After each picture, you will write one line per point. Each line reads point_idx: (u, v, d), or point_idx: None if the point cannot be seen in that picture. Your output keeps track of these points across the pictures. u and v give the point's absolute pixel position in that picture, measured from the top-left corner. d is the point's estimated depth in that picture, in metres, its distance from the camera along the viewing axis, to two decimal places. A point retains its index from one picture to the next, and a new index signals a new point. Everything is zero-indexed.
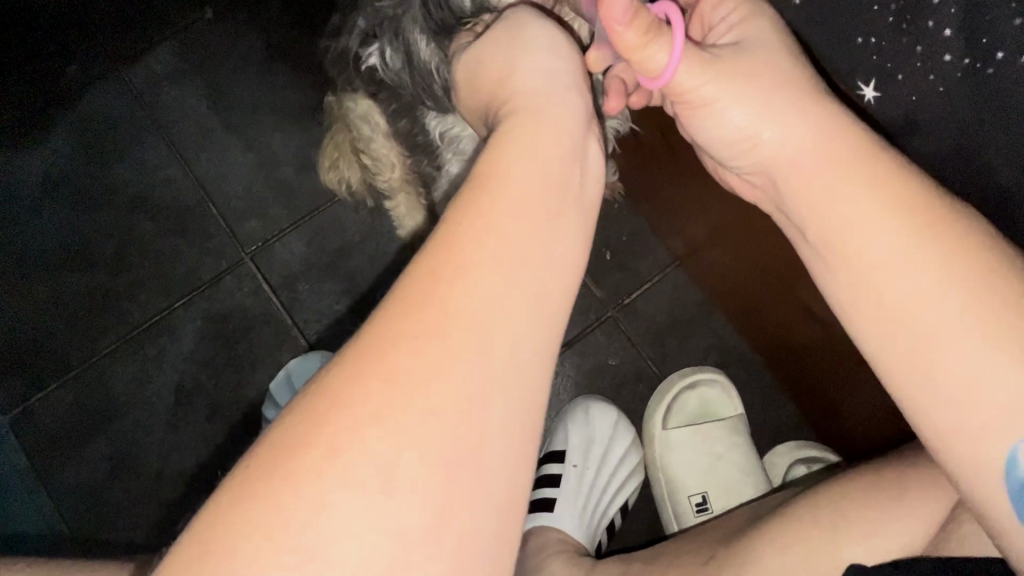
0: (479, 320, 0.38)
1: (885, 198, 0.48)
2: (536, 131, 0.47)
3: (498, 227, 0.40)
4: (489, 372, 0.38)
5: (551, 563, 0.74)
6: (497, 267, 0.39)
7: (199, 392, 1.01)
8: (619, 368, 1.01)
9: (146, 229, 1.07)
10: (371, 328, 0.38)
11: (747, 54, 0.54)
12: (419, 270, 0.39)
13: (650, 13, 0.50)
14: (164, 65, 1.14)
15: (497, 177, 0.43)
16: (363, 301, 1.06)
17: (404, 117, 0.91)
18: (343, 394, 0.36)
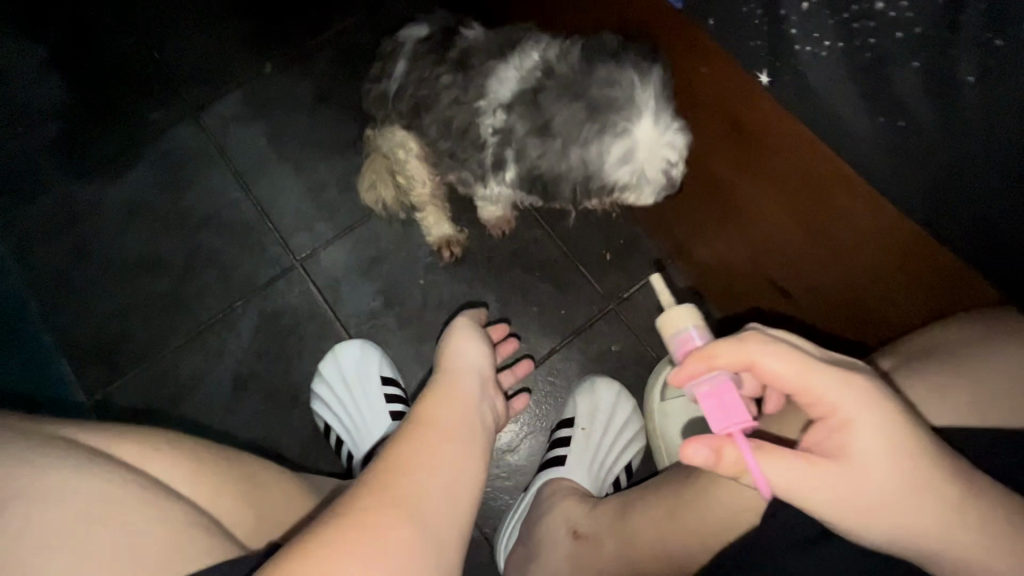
0: (456, 468, 0.51)
1: (913, 487, 0.42)
2: (466, 377, 0.63)
3: (435, 423, 0.55)
4: (435, 510, 0.48)
5: (560, 503, 0.87)
6: (463, 442, 0.54)
7: (254, 378, 1.17)
8: (621, 353, 1.15)
9: (211, 242, 1.27)
10: (374, 468, 0.50)
11: (800, 380, 0.43)
12: (385, 452, 0.51)
13: (736, 442, 0.43)
14: (231, 109, 1.37)
15: (434, 402, 0.58)
16: (394, 299, 1.22)
17: (443, 138, 0.99)
18: (328, 539, 0.43)
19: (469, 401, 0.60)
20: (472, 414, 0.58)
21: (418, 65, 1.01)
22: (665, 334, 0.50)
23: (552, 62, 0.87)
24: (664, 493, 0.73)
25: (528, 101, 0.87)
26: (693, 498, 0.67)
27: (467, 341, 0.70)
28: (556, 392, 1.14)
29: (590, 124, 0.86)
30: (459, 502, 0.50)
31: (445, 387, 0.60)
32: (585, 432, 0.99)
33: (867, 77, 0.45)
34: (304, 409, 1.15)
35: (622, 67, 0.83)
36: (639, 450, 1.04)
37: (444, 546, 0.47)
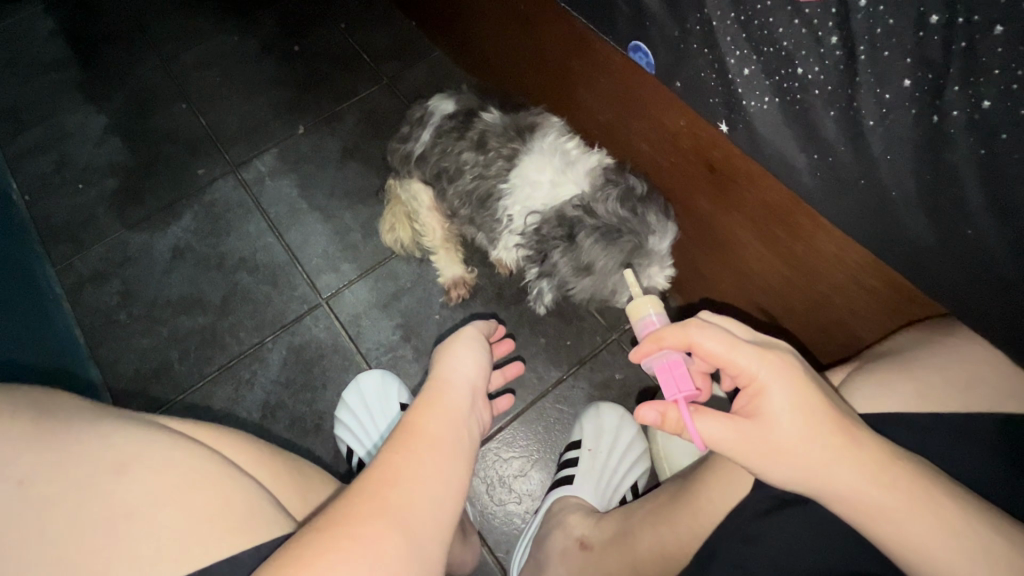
0: (442, 479, 0.53)
1: (840, 449, 0.48)
2: (456, 389, 0.62)
3: (423, 435, 0.55)
4: (416, 517, 0.49)
5: (568, 518, 0.93)
6: (450, 457, 0.55)
7: (281, 407, 1.25)
8: (624, 380, 1.22)
9: (246, 282, 1.39)
10: (358, 484, 0.51)
11: (735, 365, 0.52)
12: (373, 465, 0.52)
13: (679, 411, 0.55)
14: (267, 166, 1.53)
15: (418, 414, 0.58)
16: (412, 332, 1.31)
17: (464, 203, 1.16)
18: (314, 549, 0.45)
19: (459, 412, 0.60)
20: (461, 427, 0.58)
21: (442, 139, 1.17)
22: (632, 318, 0.70)
23: (592, 204, 1.03)
24: (663, 504, 0.78)
25: (563, 235, 1.04)
26: (684, 503, 0.73)
27: (460, 349, 0.68)
28: (565, 419, 1.20)
29: (621, 269, 1.03)
30: (445, 510, 0.52)
31: (432, 397, 0.60)
32: (592, 453, 1.05)
33: (799, 124, 0.56)
34: (327, 436, 1.22)
35: (646, 214, 1.00)
36: (644, 471, 1.09)
37: (426, 554, 0.48)
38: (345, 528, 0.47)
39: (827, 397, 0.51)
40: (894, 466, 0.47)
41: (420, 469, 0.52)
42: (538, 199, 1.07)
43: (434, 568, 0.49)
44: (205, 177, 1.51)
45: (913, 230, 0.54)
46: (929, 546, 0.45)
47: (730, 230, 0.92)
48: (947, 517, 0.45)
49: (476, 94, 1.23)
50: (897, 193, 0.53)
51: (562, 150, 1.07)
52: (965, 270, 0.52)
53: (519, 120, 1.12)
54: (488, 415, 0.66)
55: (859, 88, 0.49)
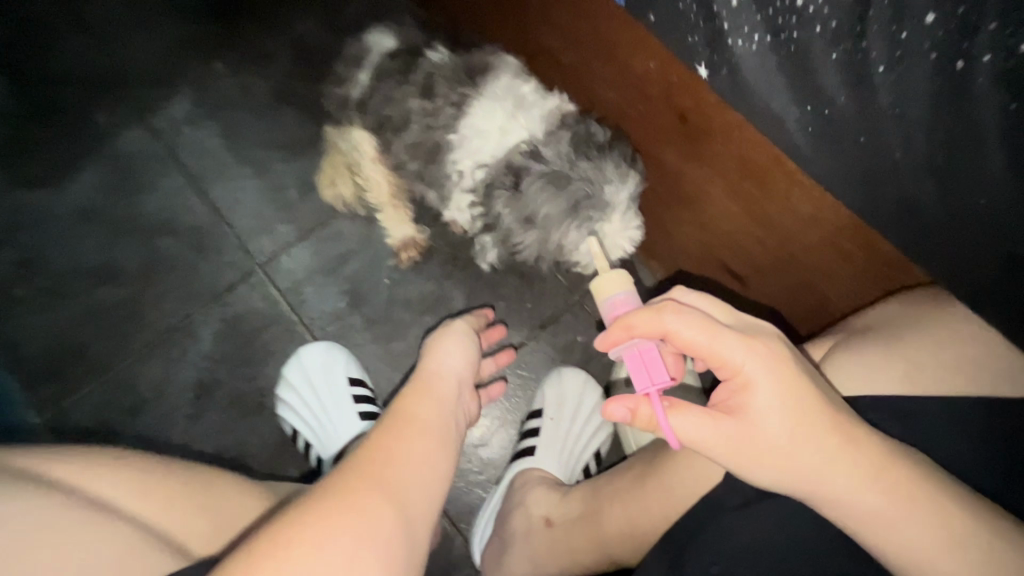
0: (432, 452, 0.60)
1: (822, 440, 0.47)
2: (446, 380, 0.72)
3: (417, 418, 0.63)
4: (414, 482, 0.56)
5: (532, 492, 0.89)
6: (438, 437, 0.62)
7: (218, 385, 1.15)
8: (587, 343, 1.17)
9: (167, 247, 1.24)
10: (352, 463, 0.56)
11: (716, 359, 0.48)
12: (373, 439, 0.59)
13: (650, 406, 0.51)
14: (183, 111, 1.33)
15: (410, 402, 0.65)
16: (360, 299, 1.21)
17: (409, 154, 1.03)
18: (325, 501, 0.51)
19: (447, 399, 0.69)
20: (447, 418, 0.66)
21: (383, 81, 1.03)
22: (598, 298, 0.63)
23: (542, 149, 0.92)
24: (630, 482, 0.75)
25: (509, 183, 0.93)
26: (654, 483, 0.70)
27: (452, 344, 0.80)
28: (527, 384, 1.16)
29: (570, 219, 0.90)
30: (430, 493, 0.58)
31: (423, 391, 0.68)
32: (554, 422, 1.01)
33: (793, 67, 0.48)
34: (271, 415, 1.13)
35: (603, 162, 0.90)
36: (608, 437, 1.06)
37: (421, 515, 0.55)
38: (343, 501, 0.51)
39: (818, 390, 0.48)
40: (877, 461, 0.46)
41: (412, 453, 0.58)
42: (486, 146, 0.96)
43: (426, 529, 0.56)
44: (110, 123, 1.31)
45: (914, 193, 0.48)
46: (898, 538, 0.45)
47: (696, 186, 0.86)
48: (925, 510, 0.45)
49: (423, 29, 1.08)
50: (903, 152, 0.46)
51: (517, 94, 0.95)
52: (967, 238, 0.47)
53: (472, 60, 0.99)
54: (471, 406, 0.75)
55: (871, 24, 0.41)
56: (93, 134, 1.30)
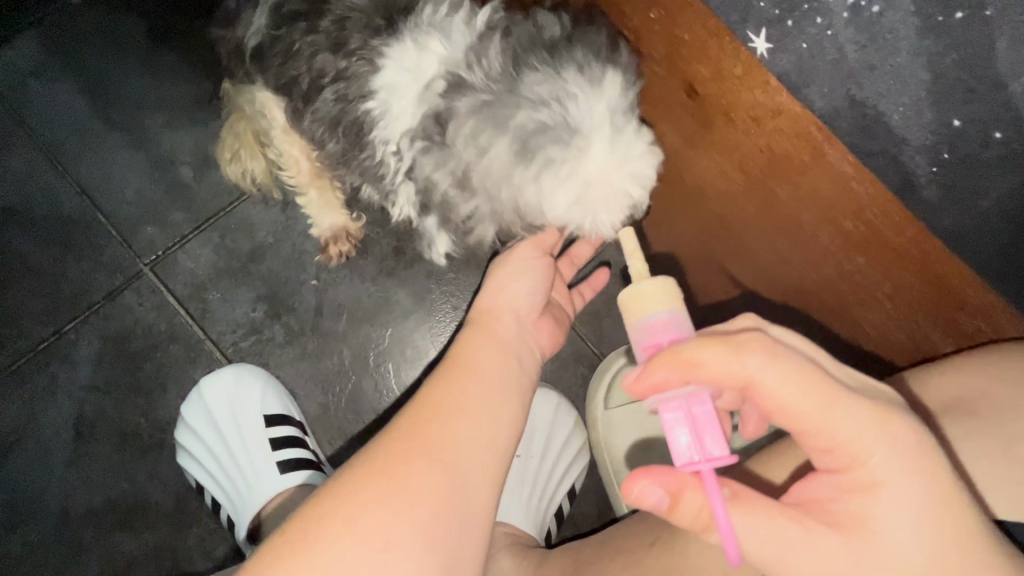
0: (486, 420, 0.51)
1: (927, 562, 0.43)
2: (505, 320, 0.65)
3: (470, 385, 0.54)
4: (465, 460, 0.48)
5: (498, 557, 0.73)
6: (496, 398, 0.54)
7: (103, 420, 0.92)
8: (559, 353, 0.99)
9: (22, 245, 0.96)
10: (405, 420, 0.49)
11: (845, 441, 0.44)
12: (415, 409, 0.50)
13: (698, 498, 0.44)
14: (27, 59, 1.01)
15: (462, 364, 0.56)
16: (281, 305, 0.98)
17: (325, 129, 0.77)
18: (358, 481, 0.45)
19: (508, 346, 0.61)
20: (510, 358, 0.60)
21: (286, 27, 0.76)
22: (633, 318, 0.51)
23: (467, 73, 0.63)
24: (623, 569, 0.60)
25: (436, 136, 0.64)
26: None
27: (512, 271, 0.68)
28: None
29: (526, 164, 0.60)
30: (496, 452, 0.50)
31: (480, 339, 0.60)
32: (522, 460, 0.88)
33: None
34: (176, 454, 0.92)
35: (560, 71, 0.60)
36: (583, 470, 0.91)
37: (475, 497, 0.47)
38: (384, 472, 0.45)
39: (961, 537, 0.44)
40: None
41: (470, 405, 0.51)
42: (407, 105, 0.67)
43: (481, 514, 0.47)
44: None
45: None
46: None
47: (697, 186, 0.71)
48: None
49: None
50: None
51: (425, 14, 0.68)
52: None
53: None
54: (544, 341, 0.68)
55: None
56: None
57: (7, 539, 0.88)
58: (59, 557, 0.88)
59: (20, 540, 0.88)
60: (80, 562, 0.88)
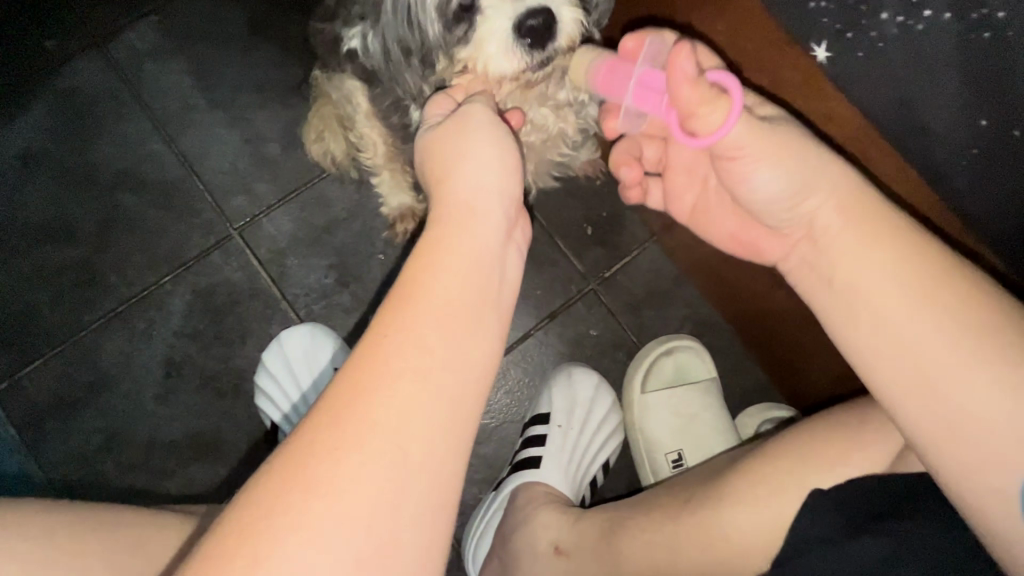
0: (435, 390, 0.37)
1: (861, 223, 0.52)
2: (477, 216, 0.45)
3: (418, 339, 0.38)
4: (407, 451, 0.36)
5: (538, 512, 0.80)
6: (454, 343, 0.39)
7: (189, 363, 1.03)
8: (600, 337, 1.05)
9: (130, 204, 1.09)
10: (331, 390, 0.37)
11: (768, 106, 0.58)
12: (341, 384, 0.37)
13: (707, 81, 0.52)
14: (146, 41, 1.14)
15: (413, 294, 0.40)
16: (349, 274, 1.07)
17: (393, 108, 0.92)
18: (274, 495, 0.34)
19: (480, 264, 0.42)
20: (482, 262, 0.43)
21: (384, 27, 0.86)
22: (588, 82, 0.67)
23: None
24: (657, 521, 0.65)
25: None
26: (694, 529, 0.61)
27: (472, 148, 0.49)
28: (527, 381, 1.04)
29: None
30: (458, 416, 0.38)
31: (439, 246, 0.42)
32: (562, 431, 0.94)
33: None
34: (250, 400, 1.02)
35: None
36: (617, 447, 0.99)
37: (425, 490, 0.37)
38: (306, 472, 0.35)
39: (807, 151, 0.53)
40: (876, 246, 0.51)
41: (419, 360, 0.37)
42: None
43: (439, 505, 0.37)
44: (60, 51, 1.12)
45: None
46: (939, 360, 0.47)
47: None
48: (939, 281, 0.48)
49: None
50: None
51: None
52: None
53: None
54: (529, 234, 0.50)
55: None
56: (42, 64, 1.11)
57: (101, 461, 1.00)
58: (143, 481, 0.99)
59: (111, 464, 1.00)
60: (160, 486, 0.99)
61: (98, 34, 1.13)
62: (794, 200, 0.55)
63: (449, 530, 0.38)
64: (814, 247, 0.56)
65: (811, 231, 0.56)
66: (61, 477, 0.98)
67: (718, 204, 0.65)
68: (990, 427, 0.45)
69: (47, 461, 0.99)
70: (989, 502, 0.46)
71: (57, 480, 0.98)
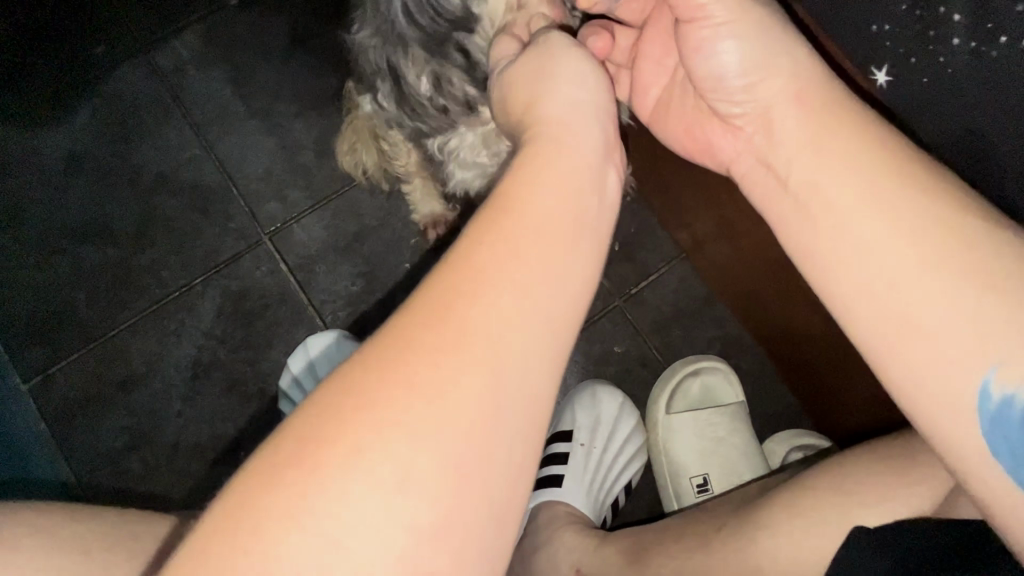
0: (538, 291, 0.35)
1: (819, 124, 0.49)
2: (573, 127, 0.42)
3: (520, 241, 0.35)
4: (509, 353, 0.33)
5: (561, 532, 0.78)
6: (553, 244, 0.36)
7: (217, 364, 1.04)
8: (625, 355, 1.04)
9: (167, 207, 1.11)
10: (428, 287, 0.34)
11: None
12: (441, 279, 0.34)
13: None
14: (190, 49, 1.17)
15: (516, 196, 0.37)
16: (376, 283, 1.08)
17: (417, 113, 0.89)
18: (366, 391, 0.31)
19: (578, 172, 0.39)
20: (583, 172, 0.40)
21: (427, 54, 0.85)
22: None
23: None
24: (688, 552, 0.63)
25: None
26: (730, 560, 0.59)
27: (571, 65, 0.46)
28: None
29: None
30: (557, 326, 0.36)
31: (537, 154, 0.40)
32: (584, 449, 0.93)
33: None
34: (275, 404, 1.03)
35: None
36: (641, 467, 0.97)
37: (524, 399, 0.34)
38: (398, 369, 0.32)
39: (776, 31, 0.51)
40: (835, 133, 0.48)
41: (518, 264, 0.35)
42: None
43: (534, 417, 0.34)
44: (108, 57, 1.16)
45: None
46: (886, 251, 0.44)
47: None
48: (895, 177, 0.45)
49: None
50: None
51: None
52: None
53: None
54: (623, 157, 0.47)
55: None
56: (92, 70, 1.16)
57: (126, 459, 1.01)
58: (166, 482, 1.00)
59: (137, 462, 1.01)
60: (184, 487, 1.00)
61: (145, 43, 1.17)
62: (752, 79, 0.52)
63: (539, 454, 0.35)
64: (770, 139, 0.53)
65: (768, 121, 0.53)
66: (86, 472, 1.00)
67: (680, 101, 0.63)
68: (946, 335, 0.41)
69: (75, 455, 1.00)
70: (937, 404, 0.42)
71: (82, 476, 1.00)
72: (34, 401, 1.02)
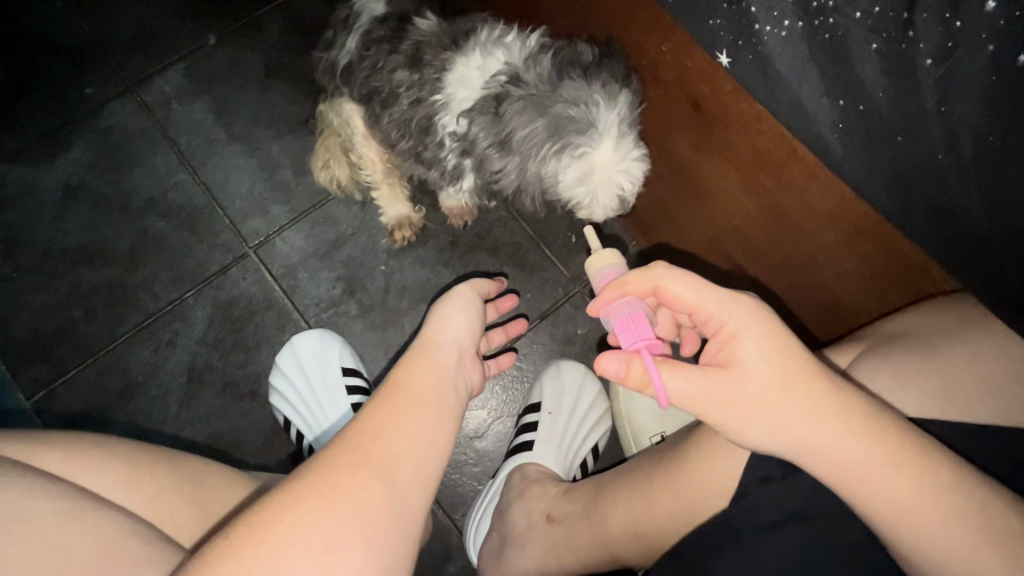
0: (427, 429, 0.50)
1: (813, 416, 0.47)
2: (444, 346, 0.61)
3: (415, 398, 0.52)
4: (409, 463, 0.47)
5: (530, 489, 0.87)
6: (435, 408, 0.52)
7: (210, 370, 1.12)
8: (587, 335, 1.13)
9: (159, 228, 1.20)
10: (349, 429, 0.49)
11: (724, 295, 0.51)
12: (359, 421, 0.49)
13: (642, 358, 0.50)
14: (173, 85, 1.28)
15: (407, 376, 0.54)
16: (356, 286, 1.17)
17: (404, 135, 0.97)
18: (298, 496, 0.43)
19: (445, 368, 0.57)
20: (451, 367, 0.58)
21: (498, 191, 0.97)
22: (590, 270, 0.62)
23: (522, 73, 0.85)
24: (636, 482, 0.72)
25: (492, 111, 0.86)
26: (667, 478, 0.68)
27: (451, 312, 0.67)
28: (520, 376, 1.12)
29: (549, 142, 0.84)
30: (438, 448, 0.50)
31: (426, 353, 0.59)
32: (552, 417, 1.01)
33: (828, 61, 0.52)
34: (266, 402, 1.11)
35: (591, 83, 0.83)
36: (606, 432, 1.06)
37: (410, 502, 0.46)
38: (325, 480, 0.44)
39: (746, 334, 0.49)
40: (826, 419, 0.47)
41: (414, 410, 0.51)
42: (468, 94, 0.88)
43: (414, 526, 0.46)
44: (98, 97, 1.26)
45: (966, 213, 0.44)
46: (921, 513, 0.45)
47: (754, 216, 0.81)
48: (891, 447, 0.47)
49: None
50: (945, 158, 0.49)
51: (500, 44, 0.87)
52: None
53: (555, 114, 0.84)
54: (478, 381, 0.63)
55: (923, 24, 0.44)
56: (82, 109, 1.26)
57: None
58: None
59: None
60: None
61: (132, 82, 1.28)
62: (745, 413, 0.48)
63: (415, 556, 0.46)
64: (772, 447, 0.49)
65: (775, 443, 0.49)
66: None
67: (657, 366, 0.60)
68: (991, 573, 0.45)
69: None
70: None
71: None
72: (36, 413, 1.08)
